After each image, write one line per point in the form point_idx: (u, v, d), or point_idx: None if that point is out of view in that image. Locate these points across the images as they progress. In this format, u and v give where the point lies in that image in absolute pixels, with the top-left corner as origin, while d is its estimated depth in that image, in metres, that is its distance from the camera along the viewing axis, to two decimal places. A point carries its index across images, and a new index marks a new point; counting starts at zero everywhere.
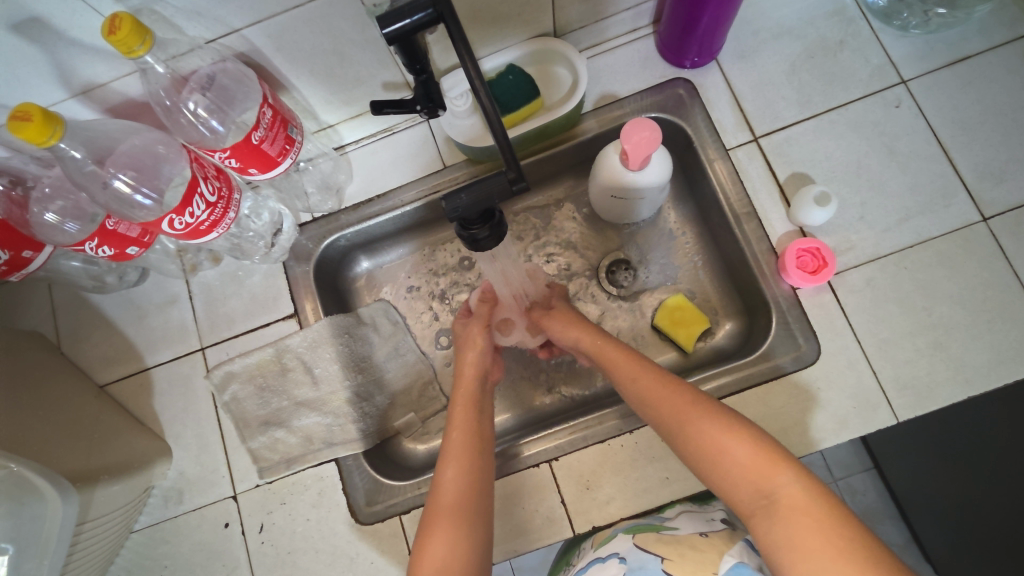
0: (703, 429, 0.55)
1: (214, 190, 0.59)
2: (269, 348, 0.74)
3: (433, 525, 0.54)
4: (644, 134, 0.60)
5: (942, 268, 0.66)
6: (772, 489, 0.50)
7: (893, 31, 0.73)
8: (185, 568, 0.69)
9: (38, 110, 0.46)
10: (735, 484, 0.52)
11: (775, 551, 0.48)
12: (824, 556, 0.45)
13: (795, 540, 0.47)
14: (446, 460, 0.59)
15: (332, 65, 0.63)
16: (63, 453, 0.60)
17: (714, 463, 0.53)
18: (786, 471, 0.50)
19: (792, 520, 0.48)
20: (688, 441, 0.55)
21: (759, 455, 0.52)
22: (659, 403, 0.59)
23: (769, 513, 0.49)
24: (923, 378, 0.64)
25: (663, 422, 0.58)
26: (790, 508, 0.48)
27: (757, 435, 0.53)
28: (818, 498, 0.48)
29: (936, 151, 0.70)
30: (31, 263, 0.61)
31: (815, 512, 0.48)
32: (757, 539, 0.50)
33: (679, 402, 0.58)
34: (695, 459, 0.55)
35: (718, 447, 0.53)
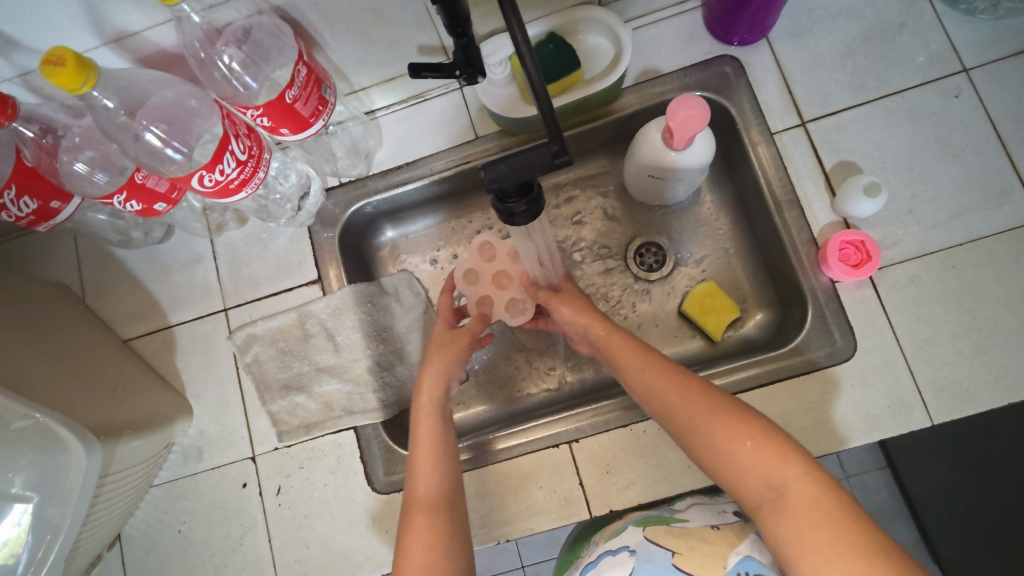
0: (709, 422, 0.53)
1: (246, 148, 0.57)
2: (291, 313, 0.74)
3: (416, 520, 0.54)
4: (692, 111, 0.58)
5: (992, 269, 0.63)
6: (782, 483, 0.49)
7: (959, 15, 0.69)
8: (203, 525, 0.70)
9: (72, 55, 0.44)
10: (741, 479, 0.51)
11: (783, 546, 0.47)
12: (832, 550, 0.45)
13: (804, 535, 0.46)
14: (413, 475, 0.57)
15: (368, 25, 0.61)
16: (87, 406, 0.60)
17: (721, 457, 0.52)
18: (797, 465, 0.49)
19: (802, 515, 0.47)
20: (697, 434, 0.54)
21: (767, 448, 0.50)
22: (666, 394, 0.57)
23: (777, 507, 0.48)
24: (962, 382, 0.62)
25: (670, 413, 0.56)
26: (800, 502, 0.48)
27: (767, 429, 0.52)
28: (830, 491, 0.47)
29: (995, 145, 0.66)
30: (59, 214, 0.60)
31: (827, 507, 0.47)
32: (764, 532, 0.49)
33: (686, 393, 0.56)
34: (700, 451, 0.54)
35: (725, 442, 0.52)
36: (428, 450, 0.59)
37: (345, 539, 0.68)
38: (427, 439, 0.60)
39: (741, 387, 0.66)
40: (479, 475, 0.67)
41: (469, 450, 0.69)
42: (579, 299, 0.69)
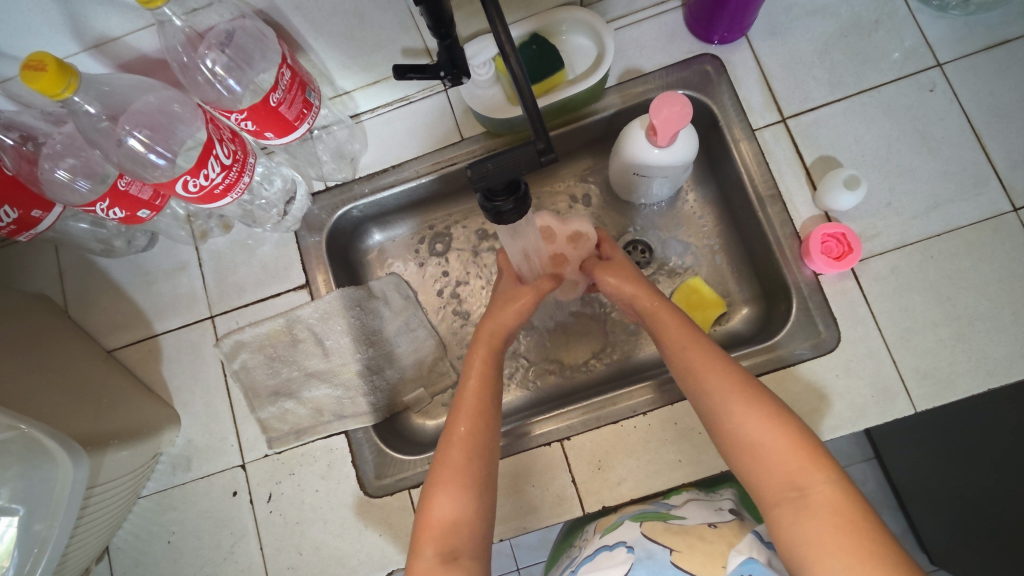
0: (744, 414, 0.53)
1: (230, 152, 0.57)
2: (279, 318, 0.74)
3: (444, 474, 0.56)
4: (674, 109, 0.58)
5: (969, 258, 0.65)
6: (805, 485, 0.50)
7: (931, 11, 0.71)
8: (192, 535, 0.69)
9: (53, 60, 0.44)
10: (764, 475, 0.52)
11: (797, 546, 0.48)
12: (851, 556, 0.46)
13: (822, 538, 0.47)
14: (457, 413, 0.60)
15: (351, 28, 0.61)
16: (73, 417, 0.59)
17: (751, 447, 0.52)
18: (825, 471, 0.50)
19: (820, 517, 0.48)
20: (728, 423, 0.54)
21: (799, 449, 0.51)
22: (704, 378, 0.56)
23: (797, 508, 0.49)
24: (944, 368, 0.63)
25: (706, 398, 0.56)
26: (820, 506, 0.49)
27: (800, 432, 0.52)
28: (854, 500, 0.48)
29: (970, 138, 0.68)
30: (40, 223, 0.59)
31: (848, 515, 0.48)
32: (777, 529, 0.50)
33: (726, 380, 0.55)
34: (728, 439, 0.54)
35: (757, 436, 0.53)
36: (477, 394, 0.61)
37: (338, 544, 0.67)
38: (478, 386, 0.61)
39: None
40: (514, 463, 0.67)
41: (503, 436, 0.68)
42: (629, 269, 0.68)
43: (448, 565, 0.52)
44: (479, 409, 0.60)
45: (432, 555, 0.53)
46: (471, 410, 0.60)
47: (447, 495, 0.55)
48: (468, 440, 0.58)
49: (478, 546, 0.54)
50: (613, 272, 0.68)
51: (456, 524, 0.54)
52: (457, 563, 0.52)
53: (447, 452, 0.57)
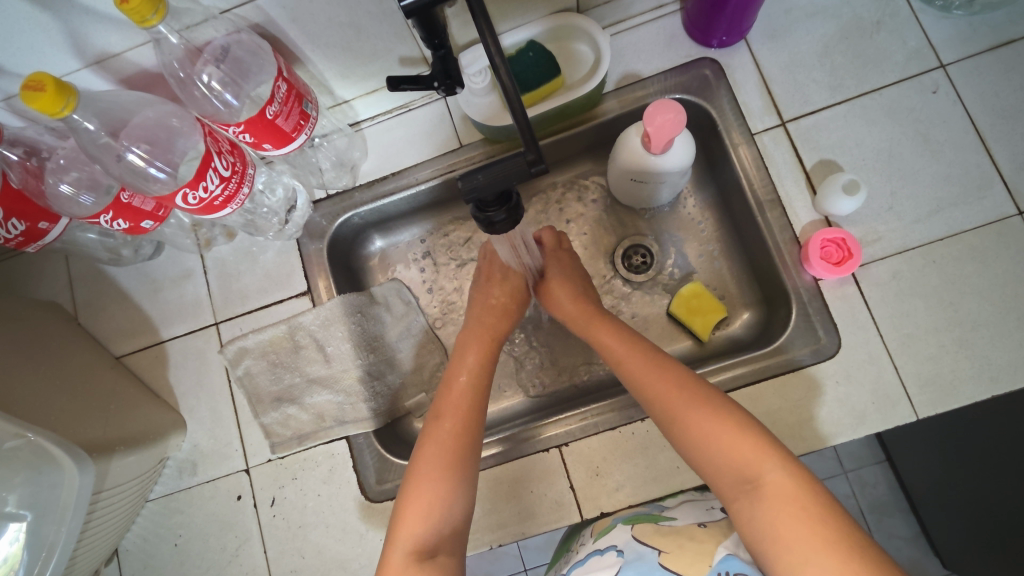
0: (688, 415, 0.54)
1: (229, 164, 0.58)
2: (282, 325, 0.75)
3: (417, 468, 0.57)
4: (668, 116, 0.58)
5: (973, 262, 0.64)
6: (757, 475, 0.49)
7: (934, 12, 0.70)
8: (199, 538, 0.71)
9: (51, 80, 0.45)
10: (717, 470, 0.52)
11: (760, 539, 0.48)
12: (807, 546, 0.45)
13: (780, 529, 0.47)
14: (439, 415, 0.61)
15: (348, 39, 0.62)
16: (78, 424, 0.60)
17: (698, 444, 0.53)
18: (772, 457, 0.50)
19: (776, 507, 0.47)
20: (677, 425, 0.55)
21: (743, 441, 0.51)
22: (646, 386, 0.58)
23: (754, 500, 0.49)
24: (946, 375, 0.62)
25: (652, 408, 0.57)
26: (774, 496, 0.48)
27: (744, 423, 0.52)
28: (805, 485, 0.48)
29: (975, 140, 0.67)
30: (47, 234, 0.61)
31: (802, 500, 0.47)
32: (743, 526, 0.50)
33: (664, 388, 0.57)
34: (680, 440, 0.55)
35: (703, 434, 0.53)
36: (467, 390, 0.63)
37: (340, 549, 0.68)
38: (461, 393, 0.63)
39: (728, 386, 0.66)
40: (494, 472, 0.68)
41: (503, 442, 0.69)
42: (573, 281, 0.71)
43: (425, 561, 0.52)
44: (455, 407, 0.61)
45: (406, 554, 0.53)
46: (459, 409, 0.61)
47: (434, 487, 0.56)
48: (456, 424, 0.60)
49: (450, 545, 0.55)
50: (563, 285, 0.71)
51: (429, 518, 0.55)
52: (434, 561, 0.53)
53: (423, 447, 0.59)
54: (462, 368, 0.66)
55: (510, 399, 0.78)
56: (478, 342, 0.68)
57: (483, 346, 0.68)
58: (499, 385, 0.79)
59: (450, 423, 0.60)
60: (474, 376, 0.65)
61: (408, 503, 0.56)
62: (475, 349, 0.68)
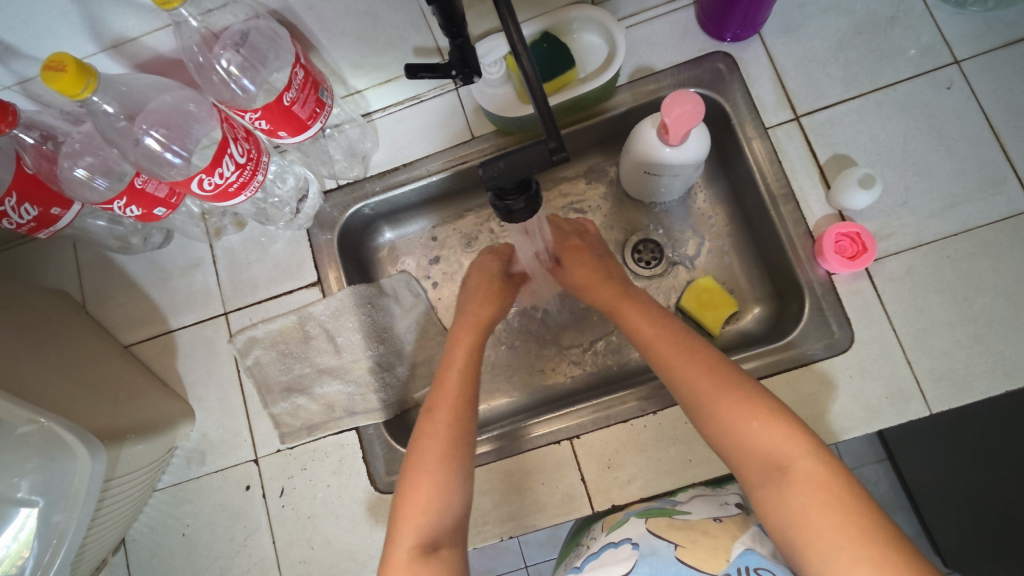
0: (717, 398, 0.54)
1: (244, 151, 0.57)
2: (291, 315, 0.74)
3: (420, 460, 0.57)
4: (686, 108, 0.58)
5: (987, 258, 0.64)
6: (788, 463, 0.50)
7: (949, 8, 0.70)
8: (207, 528, 0.70)
9: (72, 61, 0.44)
10: (744, 454, 0.52)
11: (788, 527, 0.48)
12: (840, 535, 0.45)
13: (810, 518, 0.47)
14: (436, 405, 0.60)
15: (364, 27, 0.61)
16: (90, 411, 0.60)
17: (727, 428, 0.53)
18: (803, 445, 0.50)
19: (807, 496, 0.48)
20: (703, 407, 0.54)
21: (775, 427, 0.51)
22: (672, 364, 0.58)
23: (783, 488, 0.49)
24: (960, 370, 0.62)
25: (676, 386, 0.57)
26: (804, 483, 0.48)
27: (774, 410, 0.52)
28: (835, 474, 0.48)
29: (988, 136, 0.67)
30: (59, 220, 0.60)
31: (834, 490, 0.47)
32: (768, 511, 0.50)
33: (692, 368, 0.56)
34: (706, 422, 0.54)
35: (732, 416, 0.52)
36: (460, 381, 0.62)
37: (349, 539, 0.68)
38: (460, 385, 0.62)
39: None
40: (497, 468, 0.68)
41: (501, 438, 0.69)
42: (589, 261, 0.71)
43: (430, 556, 0.53)
44: (455, 398, 0.61)
45: (411, 548, 0.53)
46: (451, 396, 0.61)
47: (433, 481, 0.55)
48: (457, 419, 0.59)
49: (452, 537, 0.55)
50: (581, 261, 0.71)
51: (434, 513, 0.54)
52: (437, 555, 0.53)
53: (425, 437, 0.58)
54: (455, 359, 0.64)
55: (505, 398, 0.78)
56: (468, 328, 0.68)
57: (473, 333, 0.67)
58: (493, 384, 0.79)
59: (448, 411, 0.60)
60: (467, 367, 0.64)
61: (409, 497, 0.55)
62: (464, 336, 0.67)
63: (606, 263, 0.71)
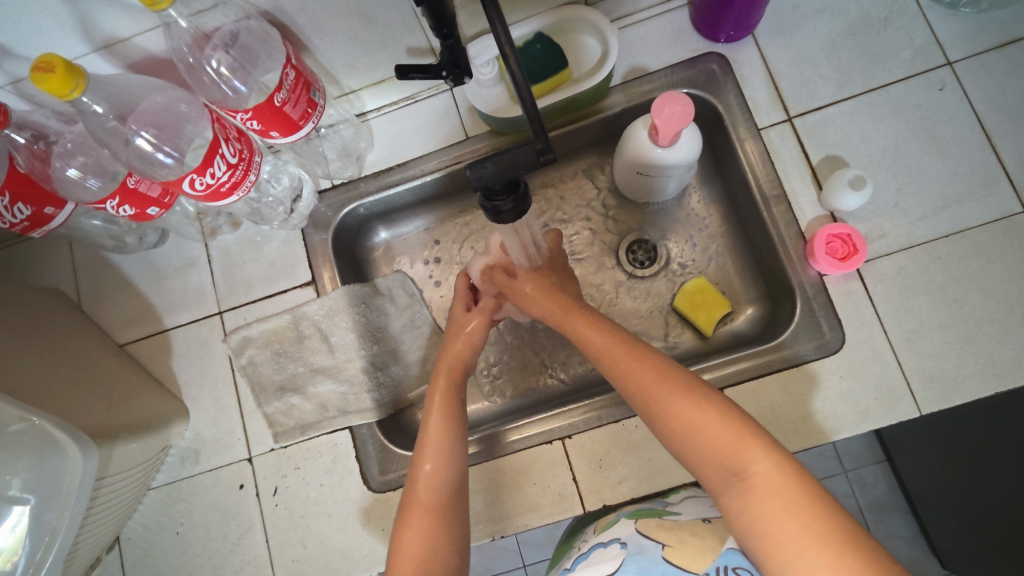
0: (671, 410, 0.54)
1: (236, 151, 0.58)
2: (286, 315, 0.75)
3: (412, 504, 0.56)
4: (676, 108, 0.58)
5: (978, 260, 0.64)
6: (743, 467, 0.49)
7: (942, 9, 0.70)
8: (200, 527, 0.71)
9: (61, 62, 0.45)
10: (703, 461, 0.51)
11: (750, 534, 0.48)
12: (797, 542, 0.45)
13: (770, 524, 0.46)
14: (422, 450, 0.59)
15: (356, 28, 0.62)
16: (83, 410, 0.60)
17: (684, 437, 0.53)
18: (758, 447, 0.49)
19: (765, 501, 0.47)
20: (660, 420, 0.55)
21: (728, 433, 0.51)
22: (628, 378, 0.58)
23: (741, 492, 0.49)
24: (950, 371, 0.62)
25: (635, 399, 0.57)
26: (761, 487, 0.48)
27: (729, 413, 0.52)
28: (792, 475, 0.48)
29: (981, 137, 0.67)
30: (52, 220, 0.61)
31: (790, 493, 0.47)
32: (732, 519, 0.49)
33: (648, 378, 0.56)
34: (665, 432, 0.54)
35: (688, 425, 0.53)
36: (444, 417, 0.62)
37: (341, 538, 0.68)
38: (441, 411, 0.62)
39: (731, 381, 0.66)
40: (488, 468, 0.68)
41: (489, 439, 0.69)
42: (545, 281, 0.70)
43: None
44: (440, 431, 0.60)
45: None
46: (435, 434, 0.60)
47: (427, 520, 0.55)
48: (439, 443, 0.60)
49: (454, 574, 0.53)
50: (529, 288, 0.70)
51: (429, 549, 0.53)
52: None
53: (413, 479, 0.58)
54: (434, 397, 0.64)
55: (490, 399, 0.79)
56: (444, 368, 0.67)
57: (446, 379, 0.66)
58: (485, 384, 0.79)
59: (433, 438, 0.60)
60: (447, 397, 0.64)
61: (399, 540, 0.55)
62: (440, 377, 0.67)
63: (562, 283, 0.71)
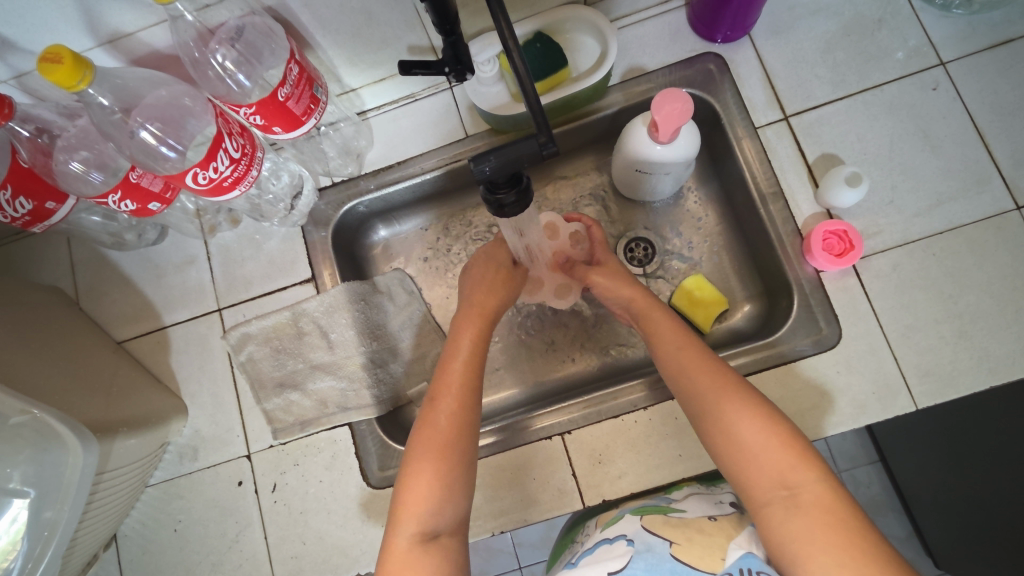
0: (735, 412, 0.54)
1: (239, 146, 0.58)
2: (285, 312, 0.75)
3: (422, 451, 0.56)
4: (675, 106, 0.59)
5: (972, 256, 0.65)
6: (796, 483, 0.50)
7: (935, 10, 0.71)
8: (198, 525, 0.70)
9: (69, 53, 0.45)
10: (756, 469, 0.52)
11: (788, 545, 0.49)
12: (842, 553, 0.46)
13: (815, 537, 0.48)
14: (438, 393, 0.59)
15: (359, 25, 0.62)
16: (83, 404, 0.60)
17: (743, 440, 0.53)
18: (816, 469, 0.50)
19: (813, 516, 0.49)
20: (719, 416, 0.54)
21: (790, 447, 0.51)
22: (694, 374, 0.57)
23: (788, 507, 0.50)
24: (946, 366, 0.63)
25: (694, 393, 0.57)
26: (811, 505, 0.49)
27: (789, 431, 0.52)
28: (841, 500, 0.49)
29: (973, 136, 0.68)
30: (53, 215, 0.61)
31: (837, 513, 0.48)
32: (769, 528, 0.50)
33: (717, 378, 0.56)
34: (717, 432, 0.54)
35: (750, 430, 0.53)
36: (463, 372, 0.60)
37: (340, 535, 0.68)
38: (465, 360, 0.61)
39: None
40: (491, 464, 0.68)
41: (498, 432, 0.69)
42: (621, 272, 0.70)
43: (428, 543, 0.53)
44: (456, 385, 0.59)
45: (410, 537, 0.53)
46: (453, 385, 0.59)
47: (440, 461, 0.55)
48: (462, 386, 0.59)
49: (452, 524, 0.54)
50: (603, 272, 0.70)
51: (433, 497, 0.54)
52: (437, 542, 0.53)
53: (429, 424, 0.57)
54: (459, 346, 0.63)
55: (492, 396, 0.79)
56: (470, 319, 0.65)
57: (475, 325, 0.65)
58: (499, 373, 0.80)
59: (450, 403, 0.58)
60: (472, 359, 0.62)
61: (409, 484, 0.55)
62: (469, 323, 0.65)
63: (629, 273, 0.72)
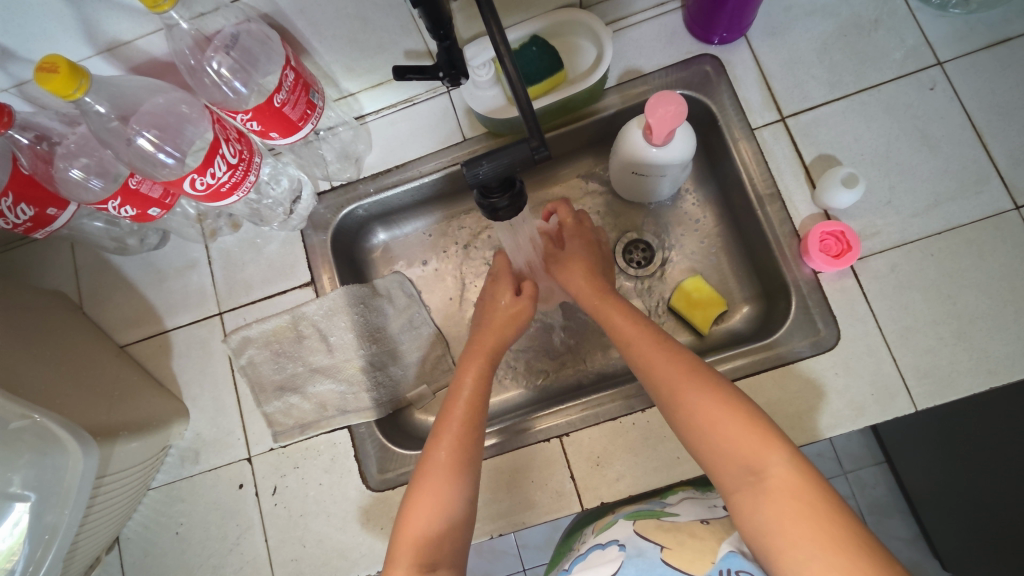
0: (695, 405, 0.54)
1: (236, 152, 0.58)
2: (285, 315, 0.75)
3: (423, 481, 0.57)
4: (669, 108, 0.59)
5: (970, 256, 0.64)
6: (761, 468, 0.49)
7: (932, 9, 0.71)
8: (199, 527, 0.71)
9: (65, 62, 0.46)
10: (721, 459, 0.51)
11: (762, 536, 0.48)
12: (813, 543, 0.45)
13: (787, 526, 0.47)
14: (440, 428, 0.60)
15: (354, 31, 0.63)
16: (85, 408, 0.61)
17: (704, 430, 0.53)
18: (780, 451, 0.50)
19: (783, 500, 0.48)
20: (679, 410, 0.55)
21: (752, 433, 0.51)
22: (653, 368, 0.58)
23: (755, 492, 0.49)
24: (944, 367, 0.63)
25: (656, 387, 0.57)
26: (777, 489, 0.48)
27: (750, 416, 0.52)
28: (809, 482, 0.48)
29: (971, 136, 0.67)
30: (55, 221, 0.62)
31: (806, 498, 0.47)
32: (742, 516, 0.50)
33: (674, 369, 0.56)
34: (682, 425, 0.55)
35: (710, 420, 0.53)
36: (468, 408, 0.61)
37: (340, 538, 0.69)
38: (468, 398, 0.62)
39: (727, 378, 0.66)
40: (491, 467, 0.68)
41: (498, 435, 0.70)
42: (590, 262, 0.71)
43: None
44: (456, 419, 0.60)
45: (409, 565, 0.53)
46: (457, 416, 0.61)
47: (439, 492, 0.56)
48: (461, 417, 0.60)
49: (452, 555, 0.55)
50: (570, 268, 0.71)
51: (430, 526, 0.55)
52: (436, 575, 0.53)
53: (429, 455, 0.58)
54: (463, 381, 0.64)
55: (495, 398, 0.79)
56: (475, 357, 0.66)
57: (480, 361, 0.65)
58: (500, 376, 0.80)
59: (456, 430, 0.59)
60: (475, 393, 0.62)
61: (409, 514, 0.56)
62: (477, 357, 0.66)
63: (597, 260, 0.72)
